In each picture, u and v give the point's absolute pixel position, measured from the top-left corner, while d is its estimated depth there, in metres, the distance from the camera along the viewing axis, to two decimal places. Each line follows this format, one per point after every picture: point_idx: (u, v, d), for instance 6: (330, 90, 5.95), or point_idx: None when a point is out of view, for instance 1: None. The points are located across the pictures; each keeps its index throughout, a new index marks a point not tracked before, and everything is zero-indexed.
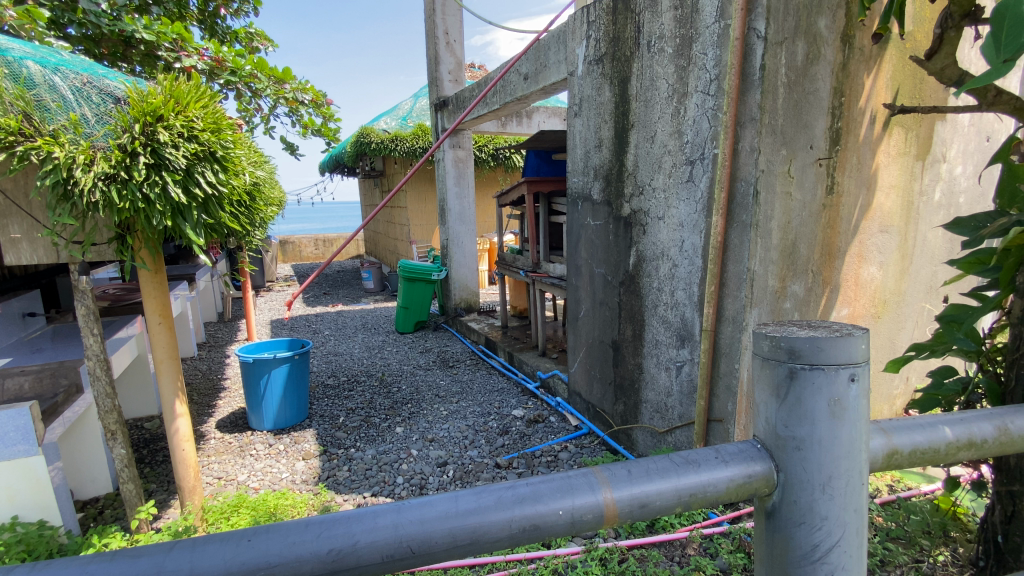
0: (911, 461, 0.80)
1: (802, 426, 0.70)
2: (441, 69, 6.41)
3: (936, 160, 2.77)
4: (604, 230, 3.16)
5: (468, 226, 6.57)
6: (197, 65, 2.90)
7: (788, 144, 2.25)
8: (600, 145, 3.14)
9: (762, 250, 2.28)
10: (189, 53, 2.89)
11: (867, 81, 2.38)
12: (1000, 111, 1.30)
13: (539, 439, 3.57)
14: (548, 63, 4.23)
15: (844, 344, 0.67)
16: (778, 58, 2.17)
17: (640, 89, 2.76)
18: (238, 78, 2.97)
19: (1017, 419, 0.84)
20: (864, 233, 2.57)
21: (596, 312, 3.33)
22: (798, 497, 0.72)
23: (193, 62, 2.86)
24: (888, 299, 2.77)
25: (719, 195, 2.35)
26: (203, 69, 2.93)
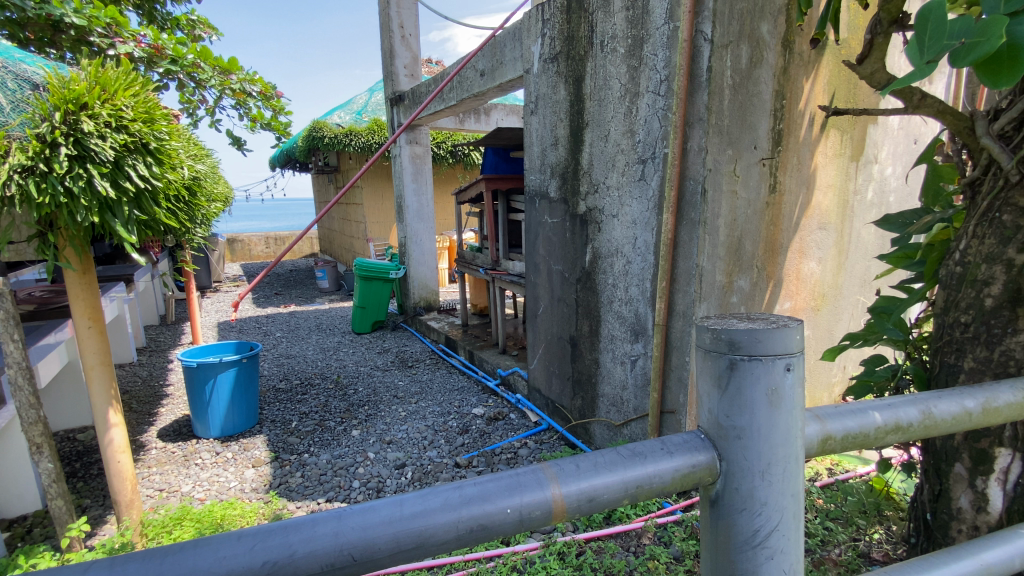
0: (844, 446, 0.84)
1: (742, 416, 0.72)
2: (396, 63, 6.29)
3: (869, 161, 2.94)
4: (561, 227, 3.18)
5: (426, 224, 6.48)
6: (134, 52, 2.69)
7: (733, 144, 2.34)
8: (556, 143, 3.15)
9: (710, 247, 2.36)
10: (125, 40, 2.67)
11: (806, 85, 2.51)
12: (924, 114, 1.32)
13: (499, 437, 3.56)
14: (504, 60, 4.22)
15: (779, 336, 0.70)
16: (724, 61, 2.23)
17: (594, 88, 2.79)
18: (180, 67, 2.78)
19: (939, 403, 0.89)
20: (804, 230, 2.71)
21: (554, 308, 3.35)
22: (739, 484, 0.74)
23: (129, 49, 2.64)
24: (826, 292, 2.92)
25: (669, 193, 2.40)
26: (140, 56, 2.71)
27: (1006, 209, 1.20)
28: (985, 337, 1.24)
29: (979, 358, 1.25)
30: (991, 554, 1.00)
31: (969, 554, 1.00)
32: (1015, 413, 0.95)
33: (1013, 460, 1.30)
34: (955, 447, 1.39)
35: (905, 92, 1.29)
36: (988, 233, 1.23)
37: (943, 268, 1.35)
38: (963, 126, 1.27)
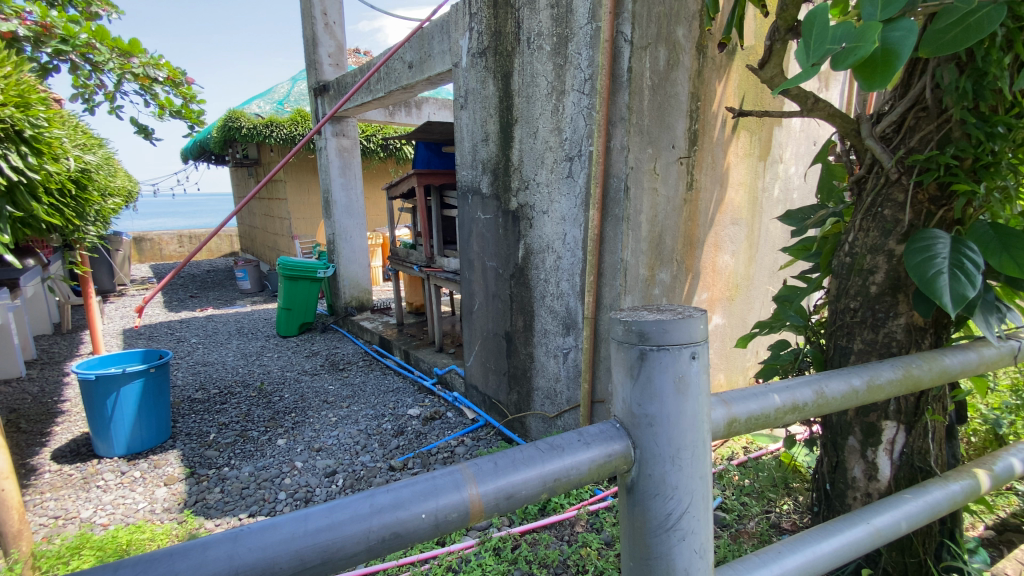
0: (748, 428, 0.89)
1: (653, 404, 0.75)
2: (320, 52, 6.00)
3: (775, 161, 3.18)
4: (494, 224, 3.17)
5: (356, 220, 6.26)
6: (19, 31, 2.32)
7: (653, 143, 2.44)
8: (487, 139, 3.13)
9: (633, 242, 2.46)
10: (6, 16, 2.29)
11: (718, 88, 2.66)
12: (816, 117, 1.41)
13: (436, 436, 3.50)
14: (433, 53, 4.13)
15: (685, 325, 0.73)
16: (643, 62, 2.32)
17: (521, 85, 2.80)
18: (72, 48, 2.49)
19: (831, 383, 0.97)
20: (718, 225, 2.89)
21: (489, 304, 3.34)
22: (651, 471, 0.77)
23: (14, 27, 2.26)
24: (739, 283, 3.13)
25: (595, 190, 2.46)
26: (25, 35, 2.37)
27: (886, 205, 1.32)
28: (872, 321, 1.36)
29: (866, 340, 1.38)
30: (880, 519, 1.11)
31: (861, 520, 1.09)
32: (896, 388, 1.04)
33: (897, 431, 1.46)
34: (848, 422, 1.53)
35: (800, 95, 1.39)
36: (872, 227, 1.35)
37: (835, 258, 1.47)
38: (850, 128, 1.37)
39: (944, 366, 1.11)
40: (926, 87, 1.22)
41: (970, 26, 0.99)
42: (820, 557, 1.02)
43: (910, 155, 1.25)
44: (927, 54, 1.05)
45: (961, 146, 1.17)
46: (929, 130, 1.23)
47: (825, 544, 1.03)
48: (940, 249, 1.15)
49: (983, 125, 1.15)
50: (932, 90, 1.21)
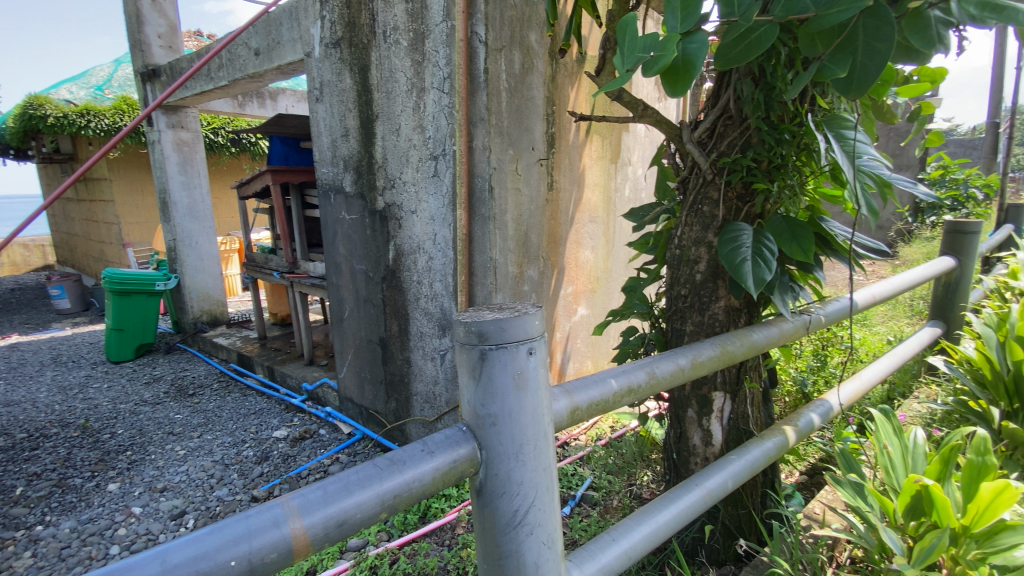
0: (590, 413, 0.94)
1: (495, 403, 0.75)
2: (146, 31, 5.19)
3: (625, 163, 3.46)
4: (360, 224, 2.80)
5: (202, 223, 5.56)
6: None
7: (513, 145, 2.53)
8: (346, 134, 2.81)
9: (501, 241, 2.55)
10: None
11: (571, 93, 2.83)
12: (647, 122, 1.53)
13: (306, 457, 3.21)
14: (282, 39, 3.81)
15: (519, 322, 0.74)
16: (498, 64, 2.39)
17: (380, 79, 2.56)
18: None
19: (661, 364, 1.06)
20: (578, 223, 3.08)
21: (360, 310, 2.96)
22: (497, 470, 0.77)
23: None
24: (600, 276, 3.36)
25: (460, 189, 2.38)
26: None
27: (704, 203, 1.48)
28: (699, 305, 1.54)
29: (696, 321, 1.55)
30: (712, 482, 1.24)
31: (696, 485, 1.21)
32: (715, 363, 1.18)
33: (724, 400, 1.66)
34: (686, 396, 1.71)
35: (631, 102, 1.51)
36: (694, 222, 1.51)
37: (668, 250, 1.63)
38: (675, 134, 1.52)
39: (753, 341, 1.27)
40: (730, 98, 1.38)
41: (752, 42, 0.98)
42: (663, 525, 1.11)
43: (721, 158, 1.41)
44: (720, 64, 0.99)
45: (758, 150, 1.35)
46: (734, 136, 1.40)
47: (667, 512, 1.12)
48: (744, 239, 1.33)
49: (773, 132, 1.33)
50: (735, 101, 1.38)
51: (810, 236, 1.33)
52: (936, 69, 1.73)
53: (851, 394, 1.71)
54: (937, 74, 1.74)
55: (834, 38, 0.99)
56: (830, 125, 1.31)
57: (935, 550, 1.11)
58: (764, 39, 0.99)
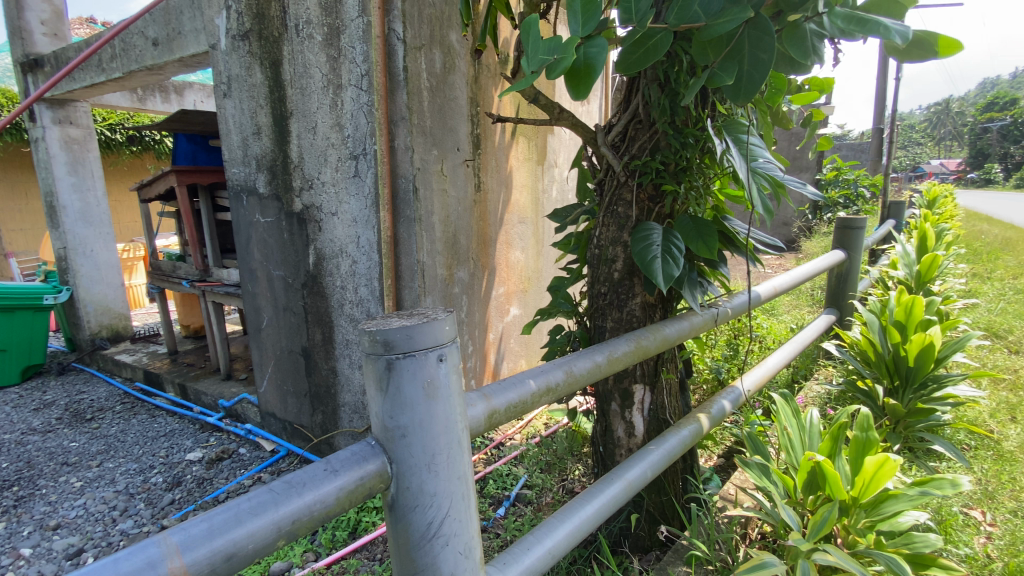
0: (508, 416, 0.93)
1: (404, 414, 0.72)
2: (26, 16, 4.61)
3: (551, 165, 3.52)
4: (276, 227, 2.64)
5: (97, 228, 5.02)
6: None
7: (437, 145, 2.46)
8: (258, 132, 2.63)
9: (428, 242, 2.45)
10: None
11: (495, 94, 2.83)
12: (563, 125, 1.55)
13: (225, 479, 2.99)
14: (183, 30, 3.51)
15: (428, 328, 0.70)
16: (418, 63, 2.31)
17: (294, 75, 2.42)
18: None
19: (578, 362, 1.08)
20: (507, 224, 3.08)
21: (279, 319, 2.80)
22: (409, 483, 0.74)
23: None
24: (530, 276, 3.39)
25: (382, 190, 2.31)
26: None
27: (619, 204, 1.52)
28: (617, 302, 1.58)
29: (616, 318, 1.59)
30: (632, 473, 1.28)
31: (617, 477, 1.25)
32: (631, 358, 1.21)
33: (644, 392, 1.73)
34: (609, 391, 1.76)
35: (547, 104, 1.52)
36: (611, 222, 1.55)
37: (588, 250, 1.67)
38: (590, 137, 1.56)
39: (665, 335, 1.33)
40: (639, 102, 1.43)
41: (649, 48, 1.01)
42: (586, 520, 1.13)
43: (633, 160, 1.46)
44: (620, 69, 1.02)
45: (666, 153, 1.41)
46: (644, 139, 1.45)
47: (589, 507, 1.15)
48: (654, 237, 1.39)
49: (679, 136, 1.39)
50: (644, 106, 1.43)
51: (714, 234, 1.40)
52: (825, 78, 1.89)
53: (758, 380, 1.83)
54: (826, 83, 1.90)
55: (723, 47, 1.04)
56: (729, 129, 1.39)
57: (826, 522, 1.21)
58: (661, 45, 1.03)
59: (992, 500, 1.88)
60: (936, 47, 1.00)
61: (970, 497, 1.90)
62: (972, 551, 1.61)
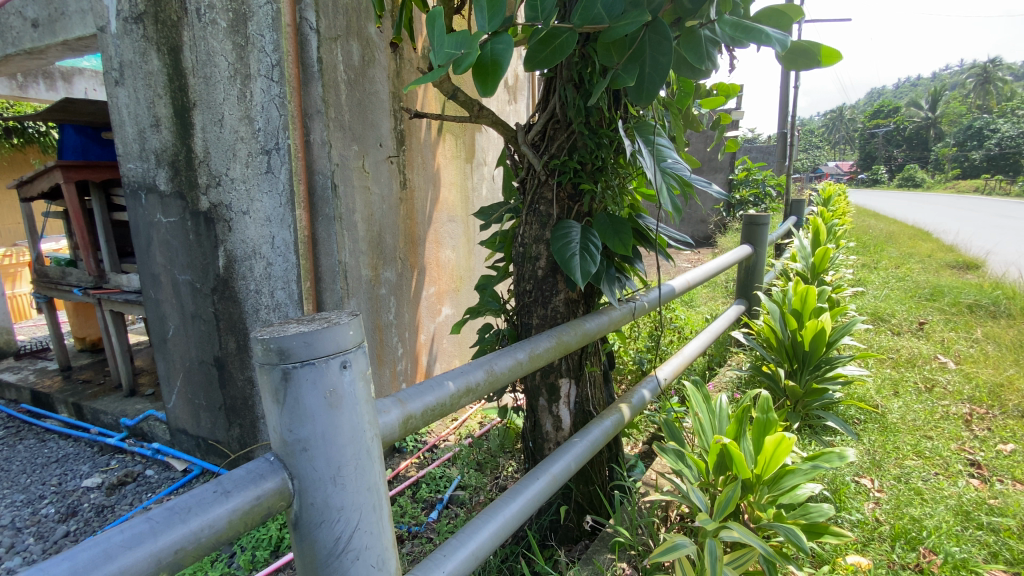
0: (426, 420, 0.89)
1: (303, 427, 0.66)
2: None
3: (480, 163, 3.50)
4: (181, 228, 2.43)
5: None
6: None
7: (357, 141, 2.36)
8: (156, 124, 2.40)
9: (350, 242, 2.34)
10: None
11: (419, 90, 2.77)
12: (484, 123, 1.53)
13: (129, 505, 2.72)
14: (67, 10, 3.15)
15: (328, 333, 0.65)
16: (333, 54, 2.21)
17: (195, 62, 2.22)
18: None
19: (499, 361, 1.06)
20: (436, 222, 3.03)
21: (187, 328, 2.59)
22: (312, 498, 0.69)
23: None
24: (462, 275, 3.36)
25: (297, 187, 2.19)
26: None
27: (540, 203, 1.54)
28: (541, 299, 1.60)
29: (541, 315, 1.61)
30: (557, 467, 1.30)
31: (542, 472, 1.26)
32: (551, 353, 1.22)
33: (569, 386, 1.76)
34: (537, 387, 1.78)
35: (466, 102, 1.49)
36: (533, 221, 1.56)
37: (513, 248, 1.67)
38: (511, 135, 1.56)
39: (586, 329, 1.36)
40: (556, 102, 1.45)
41: (556, 47, 1.00)
42: (510, 518, 1.13)
43: (552, 159, 1.47)
44: (526, 67, 1.01)
45: (583, 153, 1.44)
46: (562, 139, 1.47)
47: (513, 504, 1.15)
48: (573, 235, 1.42)
49: (593, 136, 1.43)
50: (560, 106, 1.44)
51: (628, 231, 1.45)
52: (730, 84, 2.01)
53: (675, 370, 1.92)
54: (731, 88, 2.03)
55: (626, 49, 1.07)
56: (640, 131, 1.44)
57: (730, 501, 1.27)
58: (567, 46, 1.02)
59: (878, 468, 2.09)
60: (819, 57, 1.09)
61: (861, 466, 2.10)
62: (862, 516, 1.78)
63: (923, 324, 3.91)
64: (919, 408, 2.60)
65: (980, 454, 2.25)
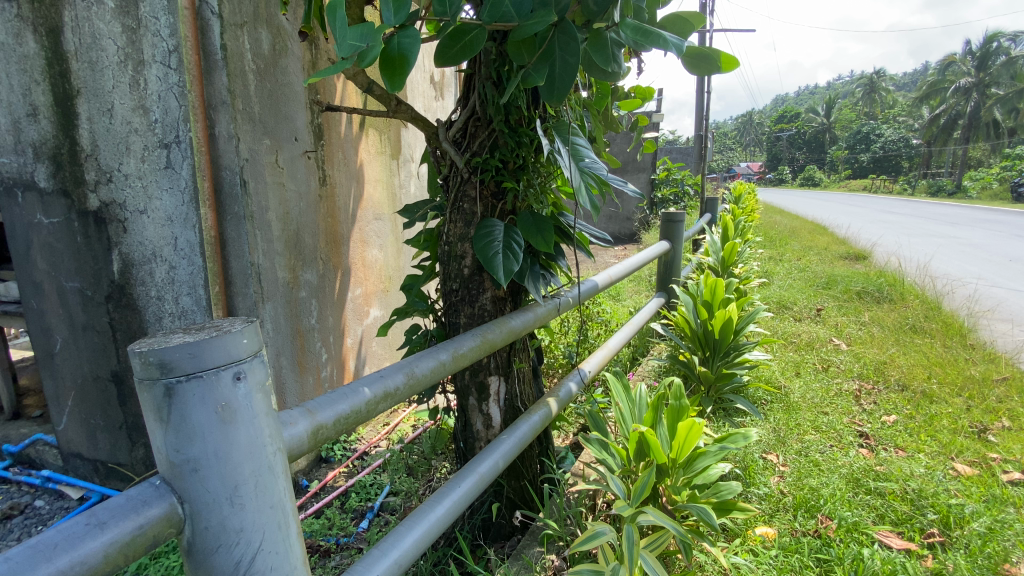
0: (338, 431, 0.84)
1: (192, 445, 0.61)
2: None
3: (407, 160, 3.43)
4: (66, 229, 2.12)
5: None
6: None
7: (270, 134, 2.23)
8: (34, 113, 2.07)
9: (263, 242, 2.21)
10: None
11: (338, 82, 2.66)
12: (403, 119, 1.49)
13: (12, 543, 2.39)
14: None
15: (218, 343, 0.60)
16: (240, 42, 2.07)
17: (78, 46, 1.92)
18: None
19: (420, 363, 1.03)
20: (360, 220, 2.93)
21: (78, 340, 2.32)
22: (207, 522, 0.63)
23: None
24: (390, 275, 3.28)
25: (201, 185, 2.04)
26: None
27: (464, 201, 1.52)
28: (468, 298, 1.59)
29: (468, 314, 1.60)
30: (484, 466, 1.29)
31: (470, 472, 1.25)
32: (475, 352, 1.21)
33: (499, 383, 1.76)
34: (467, 386, 1.77)
35: (383, 96, 1.44)
36: (458, 219, 1.55)
37: (438, 247, 1.65)
38: (431, 132, 1.53)
39: (511, 327, 1.36)
40: (476, 100, 1.43)
41: (466, 44, 0.99)
42: (436, 522, 1.12)
43: (474, 157, 1.46)
44: (438, 64, 1.00)
45: (504, 151, 1.44)
46: (483, 137, 1.46)
47: (439, 507, 1.13)
48: (495, 233, 1.42)
49: (513, 135, 1.43)
50: (480, 103, 1.43)
51: (551, 229, 1.47)
52: (646, 87, 2.09)
53: (600, 362, 1.98)
54: (647, 91, 2.11)
55: (537, 48, 1.08)
56: (558, 130, 1.47)
57: (646, 487, 1.33)
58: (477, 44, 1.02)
59: (783, 444, 2.28)
60: (719, 63, 1.15)
61: (767, 444, 2.28)
62: (769, 490, 1.93)
63: (820, 310, 4.31)
64: (817, 387, 2.86)
65: (867, 425, 2.51)
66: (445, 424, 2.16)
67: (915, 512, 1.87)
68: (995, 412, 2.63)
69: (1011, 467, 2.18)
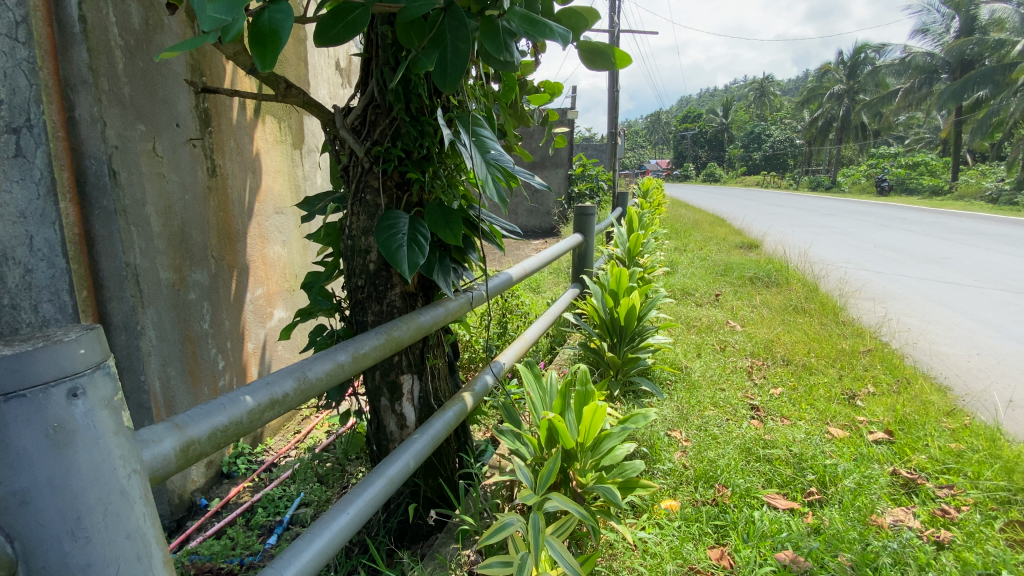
0: (214, 445, 0.76)
1: (18, 476, 0.53)
2: None
3: (310, 150, 3.24)
4: None
5: None
6: None
7: (144, 119, 2.01)
8: None
9: (141, 240, 1.99)
10: None
11: (226, 64, 2.45)
12: (294, 103, 1.39)
13: None
14: None
15: (47, 355, 0.52)
16: (103, 13, 1.83)
17: None
18: None
19: (314, 366, 0.96)
20: (259, 215, 2.73)
21: None
22: (45, 561, 0.55)
23: None
24: (295, 273, 3.09)
25: (60, 175, 1.73)
26: None
27: (366, 192, 1.45)
28: (375, 294, 1.53)
29: (376, 311, 1.54)
30: (394, 469, 1.23)
31: (378, 475, 1.19)
32: (379, 351, 1.16)
33: (412, 381, 1.72)
34: (377, 386, 1.70)
35: (271, 79, 1.34)
36: (360, 212, 1.48)
37: (342, 242, 1.57)
38: (327, 119, 1.45)
39: (419, 322, 1.32)
40: (374, 86, 1.37)
41: (350, 23, 0.95)
42: (340, 531, 1.04)
43: (375, 146, 1.40)
44: (319, 43, 0.94)
45: (406, 141, 1.39)
46: (384, 125, 1.40)
47: (344, 516, 1.06)
48: (400, 226, 1.37)
49: (415, 124, 1.38)
50: (379, 90, 1.37)
51: (458, 221, 1.45)
52: (553, 82, 2.12)
53: (516, 354, 1.99)
54: (555, 86, 2.14)
55: (428, 32, 1.05)
56: (462, 120, 1.44)
57: (552, 473, 1.35)
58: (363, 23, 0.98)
59: (685, 421, 2.44)
60: (613, 60, 1.19)
61: (672, 422, 2.43)
62: (672, 465, 2.06)
63: (718, 295, 4.67)
64: (714, 366, 3.09)
65: (758, 398, 2.75)
66: (359, 426, 2.07)
67: (797, 474, 2.08)
68: (861, 380, 2.99)
69: (875, 427, 2.48)
